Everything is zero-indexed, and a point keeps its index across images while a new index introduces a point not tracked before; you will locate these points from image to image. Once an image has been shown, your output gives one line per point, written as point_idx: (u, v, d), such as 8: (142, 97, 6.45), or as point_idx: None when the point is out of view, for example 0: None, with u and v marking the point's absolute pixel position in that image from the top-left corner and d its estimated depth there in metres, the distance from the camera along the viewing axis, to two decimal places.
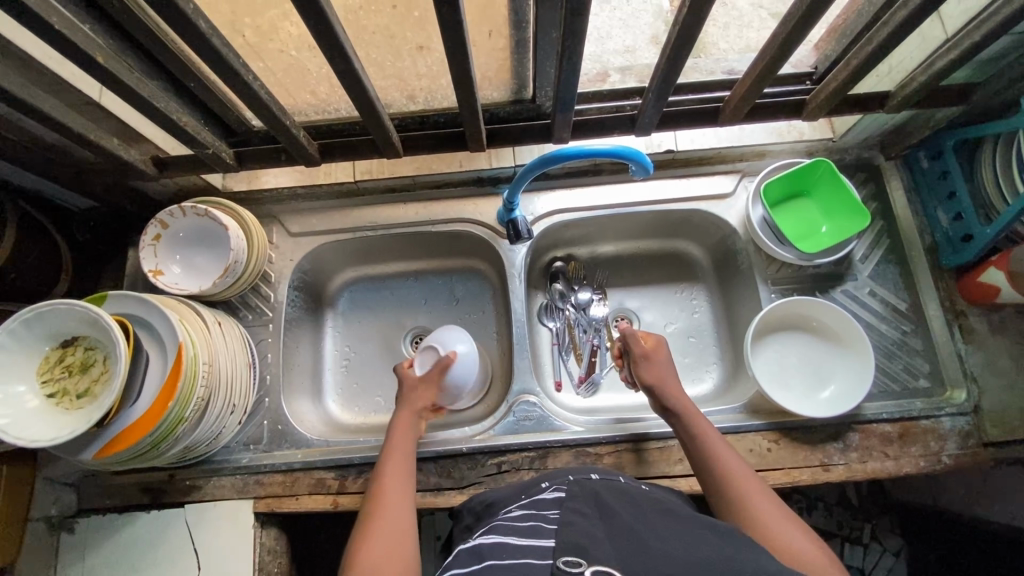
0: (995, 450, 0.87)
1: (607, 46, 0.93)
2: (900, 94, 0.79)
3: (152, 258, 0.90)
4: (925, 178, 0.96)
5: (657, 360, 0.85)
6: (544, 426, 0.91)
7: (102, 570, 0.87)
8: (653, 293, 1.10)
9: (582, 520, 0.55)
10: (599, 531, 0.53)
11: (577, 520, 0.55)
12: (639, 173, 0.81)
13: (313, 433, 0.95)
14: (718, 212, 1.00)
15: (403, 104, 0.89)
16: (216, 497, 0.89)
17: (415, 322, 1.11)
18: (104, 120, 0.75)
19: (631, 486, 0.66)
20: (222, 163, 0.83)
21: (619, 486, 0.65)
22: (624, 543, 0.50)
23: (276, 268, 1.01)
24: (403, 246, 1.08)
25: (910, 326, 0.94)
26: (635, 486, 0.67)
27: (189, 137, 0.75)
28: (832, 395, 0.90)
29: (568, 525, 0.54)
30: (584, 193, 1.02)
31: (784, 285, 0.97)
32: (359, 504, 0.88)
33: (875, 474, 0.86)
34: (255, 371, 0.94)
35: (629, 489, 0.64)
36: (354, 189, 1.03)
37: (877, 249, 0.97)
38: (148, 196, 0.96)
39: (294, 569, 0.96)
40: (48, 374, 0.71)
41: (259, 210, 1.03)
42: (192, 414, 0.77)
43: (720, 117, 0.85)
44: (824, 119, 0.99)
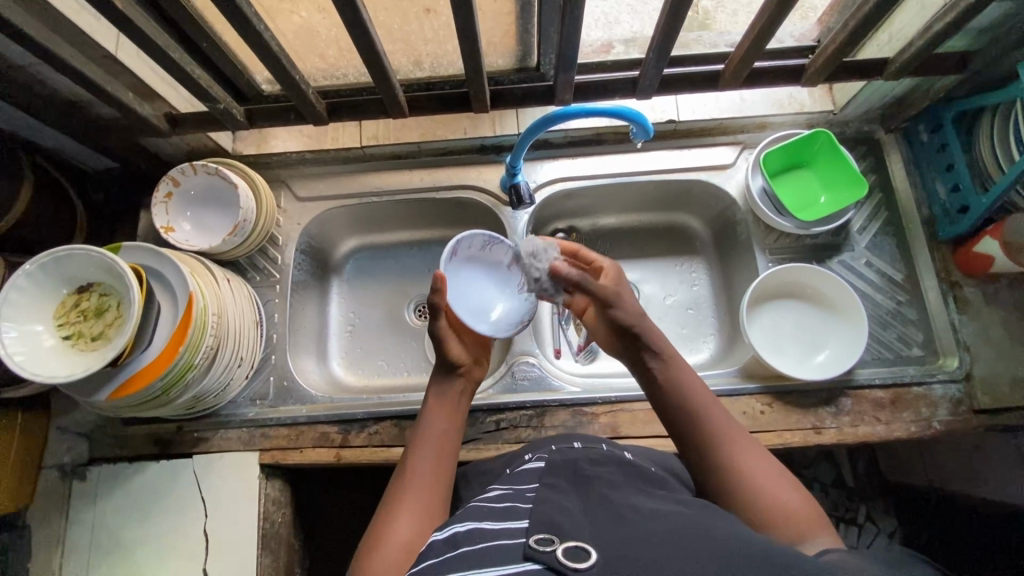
0: (987, 417, 0.88)
1: (615, 31, 0.93)
2: (898, 60, 0.81)
3: (163, 214, 0.92)
4: (924, 150, 0.97)
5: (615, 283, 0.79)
6: (542, 386, 0.94)
7: (111, 516, 0.90)
8: (653, 265, 1.12)
9: (557, 498, 0.55)
10: (571, 508, 0.53)
11: (552, 493, 0.56)
12: (640, 135, 0.82)
13: (318, 391, 0.98)
14: (718, 182, 1.01)
15: (410, 70, 0.91)
16: (223, 449, 0.92)
17: (418, 290, 1.13)
18: (120, 73, 0.77)
19: (616, 462, 0.67)
20: (233, 120, 0.86)
21: (602, 462, 0.66)
22: (600, 522, 0.50)
23: (283, 231, 1.03)
24: (408, 214, 1.10)
25: (905, 297, 0.95)
26: (619, 461, 0.67)
27: (201, 90, 0.77)
28: (827, 358, 0.92)
29: (542, 501, 0.54)
30: (587, 162, 1.03)
31: (782, 255, 0.98)
32: (362, 457, 0.91)
33: (866, 437, 0.87)
34: (262, 329, 0.96)
35: (613, 466, 0.65)
36: (360, 156, 1.05)
37: (875, 222, 0.98)
38: (160, 157, 0.99)
39: (296, 524, 0.99)
40: (64, 317, 0.73)
41: (268, 175, 1.05)
42: (202, 361, 0.80)
43: (720, 82, 0.87)
44: (825, 92, 1.01)
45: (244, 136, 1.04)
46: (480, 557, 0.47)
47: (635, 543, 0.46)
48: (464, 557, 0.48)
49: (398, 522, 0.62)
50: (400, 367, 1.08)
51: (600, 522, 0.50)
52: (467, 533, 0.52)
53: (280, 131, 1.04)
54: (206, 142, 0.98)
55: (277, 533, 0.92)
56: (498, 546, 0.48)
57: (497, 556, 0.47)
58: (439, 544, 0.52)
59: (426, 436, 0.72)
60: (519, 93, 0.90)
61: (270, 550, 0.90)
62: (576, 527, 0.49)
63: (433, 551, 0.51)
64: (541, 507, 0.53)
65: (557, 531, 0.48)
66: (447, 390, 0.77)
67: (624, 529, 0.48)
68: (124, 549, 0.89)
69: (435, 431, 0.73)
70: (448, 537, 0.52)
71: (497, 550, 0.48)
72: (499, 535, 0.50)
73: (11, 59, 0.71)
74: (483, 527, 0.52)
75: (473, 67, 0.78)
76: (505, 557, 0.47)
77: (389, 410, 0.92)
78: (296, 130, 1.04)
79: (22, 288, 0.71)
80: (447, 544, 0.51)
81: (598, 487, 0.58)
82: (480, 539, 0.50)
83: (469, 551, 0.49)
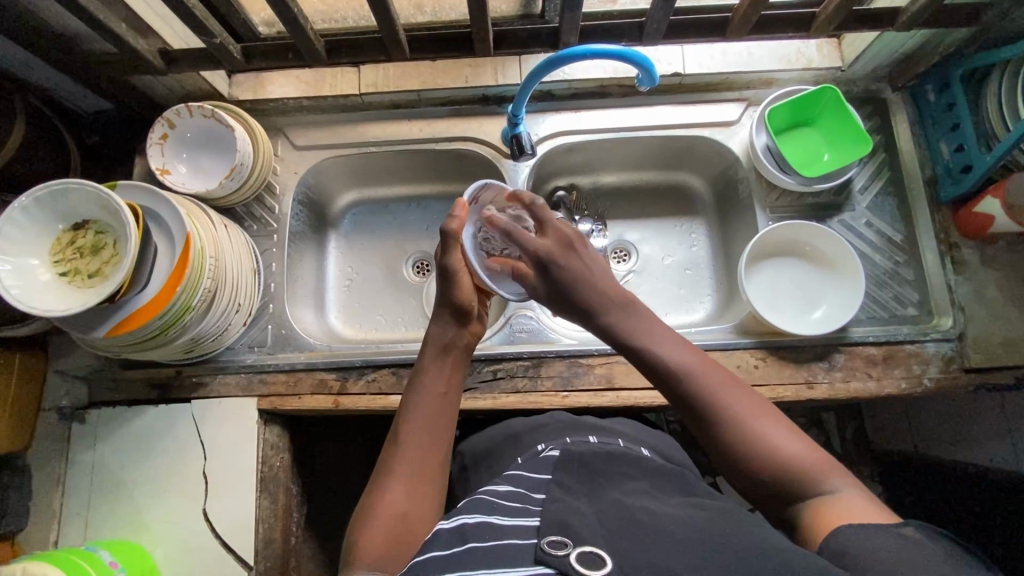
0: (977, 375, 0.89)
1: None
2: (910, 10, 0.79)
3: (159, 156, 0.91)
4: (931, 109, 0.96)
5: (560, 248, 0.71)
6: (538, 338, 0.95)
7: (112, 457, 0.91)
8: (652, 226, 1.11)
9: (569, 500, 0.56)
10: (585, 510, 0.54)
11: (566, 495, 0.57)
12: (646, 83, 0.82)
13: (316, 340, 0.98)
14: (722, 139, 1.00)
15: (411, 15, 0.91)
16: (221, 394, 0.93)
17: (416, 246, 1.13)
18: (114, 3, 0.75)
19: (631, 456, 0.67)
20: (230, 59, 0.83)
21: (617, 456, 0.66)
22: (614, 527, 0.51)
23: (280, 180, 1.02)
24: (408, 167, 1.08)
25: (903, 257, 0.95)
26: (633, 454, 0.68)
27: (197, 23, 0.75)
28: (823, 315, 0.93)
29: (555, 502, 0.55)
30: (589, 116, 1.02)
31: (783, 213, 0.98)
32: (359, 404, 0.92)
33: (857, 393, 0.89)
34: (259, 278, 0.96)
35: (628, 461, 0.65)
36: (359, 104, 1.03)
37: (877, 182, 0.98)
38: (155, 99, 0.97)
39: (294, 470, 1.01)
40: (60, 254, 0.73)
41: (265, 122, 1.04)
42: (200, 303, 0.79)
43: (728, 31, 0.85)
44: (834, 47, 0.99)
45: (240, 81, 1.01)
46: (491, 554, 0.48)
47: (647, 554, 0.46)
48: (475, 550, 0.49)
49: (393, 492, 0.62)
50: (397, 321, 1.08)
51: (614, 526, 0.51)
52: (476, 526, 0.53)
53: (277, 76, 1.01)
54: (202, 86, 0.96)
55: (275, 477, 0.94)
56: (510, 545, 0.49)
57: (508, 555, 0.48)
58: (447, 532, 0.52)
59: (423, 397, 0.70)
60: (524, 35, 0.86)
61: (269, 492, 0.91)
62: (588, 531, 0.50)
63: (440, 539, 0.52)
64: (553, 508, 0.53)
65: (571, 534, 0.49)
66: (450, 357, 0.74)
67: (637, 535, 0.49)
68: (125, 490, 0.90)
69: (433, 391, 0.70)
70: (455, 527, 0.53)
71: (508, 549, 0.49)
72: (510, 534, 0.51)
73: None
74: (494, 523, 0.53)
75: (477, 6, 0.76)
76: (516, 557, 0.47)
77: (387, 359, 0.93)
78: (293, 76, 1.01)
79: (18, 222, 0.70)
80: (455, 535, 0.52)
81: (611, 491, 0.59)
82: (490, 535, 0.51)
83: (479, 546, 0.49)
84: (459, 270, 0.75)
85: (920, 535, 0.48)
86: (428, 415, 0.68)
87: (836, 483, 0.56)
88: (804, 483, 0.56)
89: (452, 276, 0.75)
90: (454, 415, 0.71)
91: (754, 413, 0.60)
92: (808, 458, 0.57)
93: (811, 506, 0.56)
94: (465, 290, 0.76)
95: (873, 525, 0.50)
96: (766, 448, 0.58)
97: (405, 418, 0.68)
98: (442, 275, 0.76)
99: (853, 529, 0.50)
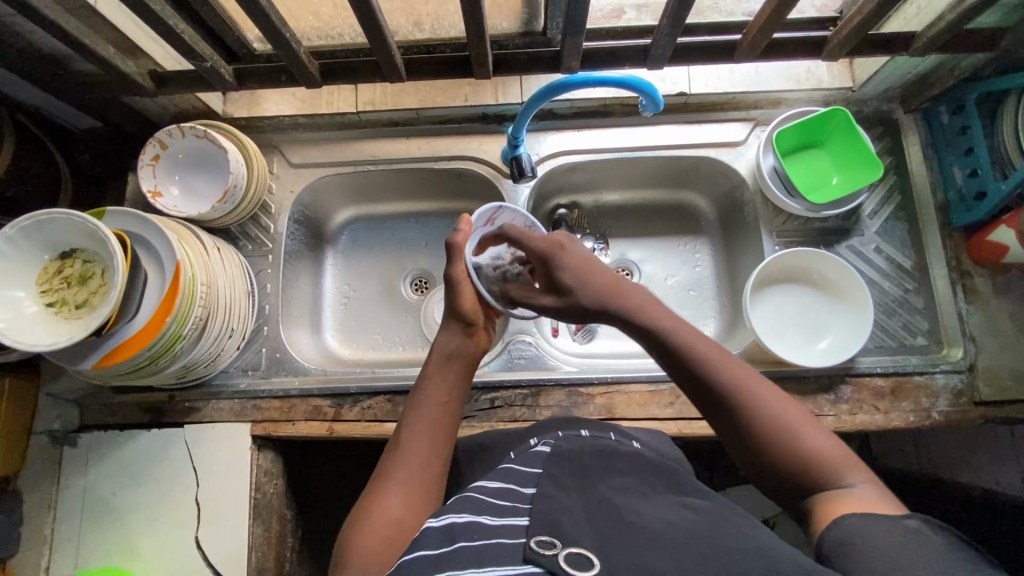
0: (987, 409, 0.87)
1: None
2: (925, 36, 0.78)
3: (150, 178, 0.89)
4: (943, 132, 0.93)
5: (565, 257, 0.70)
6: (537, 364, 0.93)
7: (102, 483, 0.90)
8: (656, 246, 1.08)
9: (559, 495, 0.52)
10: (575, 508, 0.50)
11: (555, 490, 0.53)
12: (650, 108, 0.80)
13: (311, 363, 0.97)
14: (728, 160, 0.97)
15: (409, 32, 0.87)
16: (214, 419, 0.91)
17: (414, 264, 1.10)
18: (101, 26, 0.73)
19: (623, 453, 0.63)
20: (221, 81, 0.82)
21: (609, 454, 0.62)
22: (601, 524, 0.47)
23: (276, 199, 1.00)
24: (406, 184, 1.06)
25: (913, 285, 0.93)
26: (625, 452, 0.63)
27: (187, 47, 0.73)
28: (829, 346, 0.90)
29: (545, 500, 0.51)
30: (592, 135, 0.99)
31: (790, 238, 0.95)
32: (354, 431, 0.90)
33: (863, 426, 0.86)
34: (253, 300, 0.94)
35: (621, 458, 0.62)
36: (357, 121, 1.01)
37: (887, 206, 0.95)
38: (147, 118, 0.95)
39: (288, 494, 0.99)
40: (47, 284, 0.71)
41: (260, 139, 1.02)
42: (190, 332, 0.78)
43: (736, 53, 0.82)
44: (845, 67, 0.96)
45: (235, 98, 0.99)
46: (478, 555, 0.44)
47: (639, 556, 0.43)
48: (462, 552, 0.45)
49: (390, 497, 0.59)
50: (394, 341, 1.06)
51: (604, 526, 0.47)
52: (466, 526, 0.49)
53: (272, 93, 0.99)
54: (195, 103, 0.94)
55: (269, 504, 0.92)
56: (496, 545, 0.45)
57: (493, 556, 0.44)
58: (434, 533, 0.48)
59: (426, 404, 0.68)
60: (524, 58, 0.84)
61: (262, 519, 0.90)
62: (577, 530, 0.46)
63: (427, 539, 0.48)
64: (541, 505, 0.50)
65: (560, 535, 0.45)
66: (451, 357, 0.72)
67: (630, 536, 0.45)
68: (117, 517, 0.89)
69: (435, 399, 0.68)
70: (444, 526, 0.49)
71: (496, 549, 0.45)
72: (498, 533, 0.47)
73: None
74: (482, 522, 0.49)
75: (475, 28, 0.73)
76: (503, 557, 0.44)
77: (383, 385, 0.91)
78: (289, 93, 0.99)
79: (2, 251, 0.68)
80: (443, 535, 0.48)
81: (599, 485, 0.55)
82: (480, 534, 0.47)
83: (467, 546, 0.46)
84: (464, 278, 0.75)
85: (919, 526, 0.46)
86: (429, 418, 0.67)
87: (854, 477, 0.53)
88: (822, 476, 0.54)
89: (456, 284, 0.74)
90: (456, 423, 0.69)
91: (776, 403, 0.57)
92: (829, 451, 0.55)
93: (819, 498, 0.53)
94: (467, 298, 0.74)
95: (877, 515, 0.48)
96: (786, 442, 0.55)
97: (406, 424, 0.67)
98: (446, 286, 0.75)
99: (852, 520, 0.48)
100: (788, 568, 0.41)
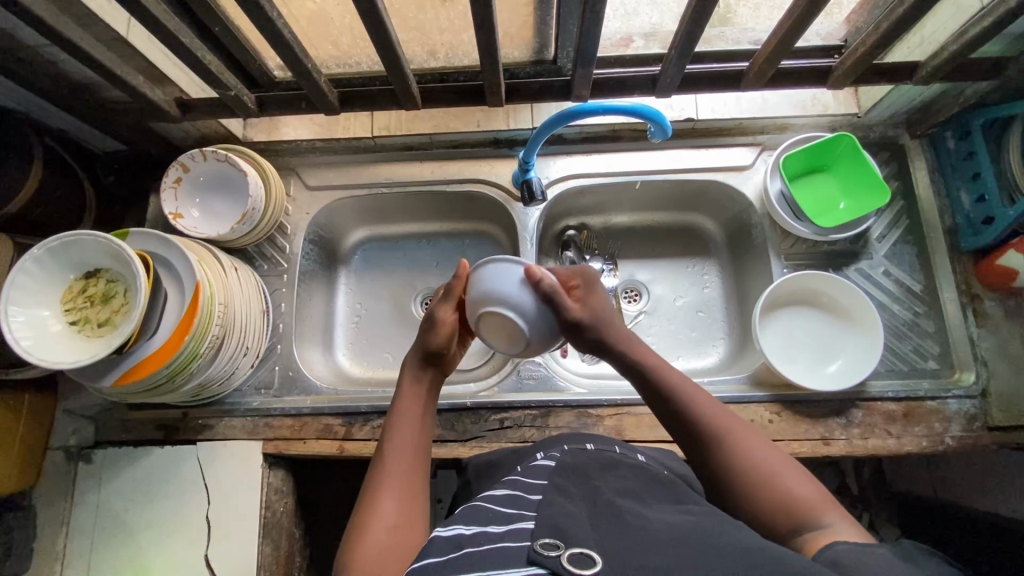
0: (1000, 435, 0.86)
1: (634, 22, 0.87)
2: (930, 64, 0.80)
3: (172, 201, 0.92)
4: (949, 157, 0.94)
5: (599, 310, 0.71)
6: (546, 386, 0.93)
7: (114, 500, 0.91)
8: (664, 267, 1.09)
9: (564, 502, 0.53)
10: (580, 516, 0.50)
11: (561, 498, 0.54)
12: (658, 134, 0.82)
13: (323, 382, 0.98)
14: (736, 184, 0.99)
15: (424, 60, 0.88)
16: (227, 436, 0.92)
17: (425, 283, 1.11)
18: (130, 56, 0.77)
19: (627, 464, 0.64)
20: (243, 107, 0.85)
21: (612, 465, 0.63)
22: (605, 530, 0.48)
23: (292, 220, 1.02)
24: (418, 207, 1.08)
25: (923, 308, 0.93)
26: (628, 462, 0.64)
27: (212, 76, 0.77)
28: (840, 368, 0.90)
29: (552, 507, 0.52)
30: (603, 158, 1.01)
31: (798, 260, 0.96)
32: (364, 450, 0.91)
33: (876, 451, 0.86)
34: (269, 319, 0.96)
35: (623, 467, 0.62)
36: (373, 146, 1.04)
37: (895, 229, 0.96)
38: (170, 141, 0.98)
39: (296, 510, 0.99)
40: (71, 302, 0.73)
41: (278, 162, 1.05)
42: (208, 349, 0.79)
43: (743, 82, 0.85)
44: (850, 94, 0.98)
45: (255, 123, 1.03)
46: (481, 562, 0.45)
47: (638, 559, 0.43)
48: (465, 559, 0.45)
49: (382, 510, 0.59)
50: None
51: (604, 530, 0.48)
52: (472, 536, 0.49)
53: (291, 119, 1.03)
54: (217, 129, 0.98)
55: (279, 522, 0.92)
56: (500, 549, 0.46)
57: (497, 559, 0.45)
58: (439, 544, 0.49)
59: (403, 421, 0.69)
60: (536, 89, 0.87)
61: (272, 538, 0.90)
62: (580, 533, 0.47)
63: (432, 549, 0.48)
64: (546, 511, 0.51)
65: (563, 537, 0.46)
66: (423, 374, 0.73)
67: (629, 539, 0.46)
68: (129, 533, 0.89)
69: (409, 416, 0.69)
70: (449, 538, 0.49)
71: (499, 553, 0.45)
72: (505, 536, 0.48)
73: (21, 38, 0.71)
74: (489, 530, 0.49)
75: (489, 59, 0.76)
76: (506, 561, 0.44)
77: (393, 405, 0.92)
78: (307, 118, 1.02)
79: (30, 271, 0.71)
80: (449, 545, 0.48)
81: (602, 491, 0.55)
82: (484, 541, 0.48)
83: (473, 552, 0.46)
84: (444, 317, 0.73)
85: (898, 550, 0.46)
86: (405, 433, 0.67)
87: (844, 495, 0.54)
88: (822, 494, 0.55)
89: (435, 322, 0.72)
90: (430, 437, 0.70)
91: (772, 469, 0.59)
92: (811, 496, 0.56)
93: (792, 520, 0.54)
94: (443, 337, 0.72)
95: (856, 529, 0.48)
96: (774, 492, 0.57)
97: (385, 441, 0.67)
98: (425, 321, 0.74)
99: (843, 547, 0.48)
100: (785, 565, 0.41)
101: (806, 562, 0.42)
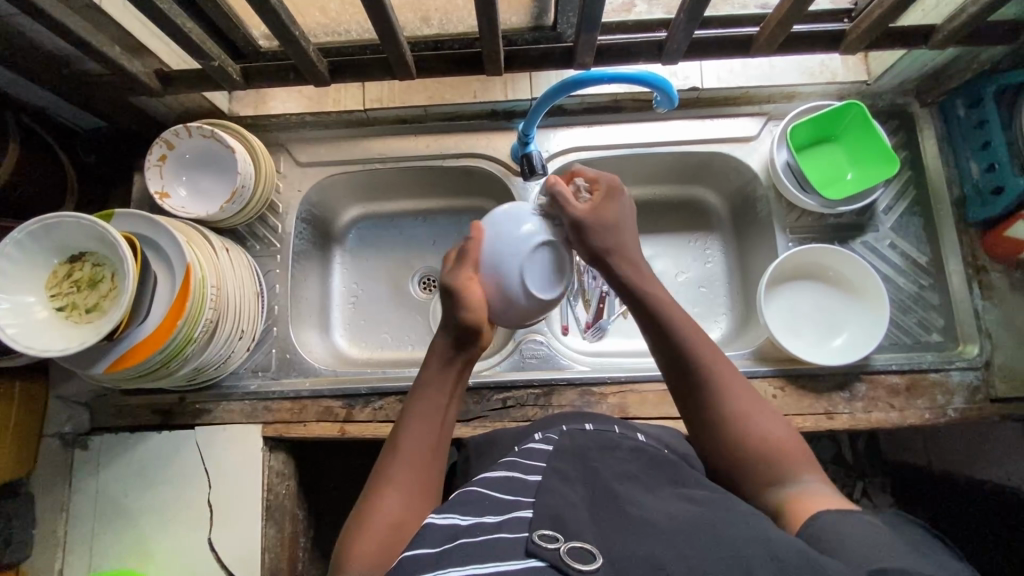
0: (1002, 406, 0.86)
1: None
2: (946, 28, 0.77)
3: (157, 179, 0.88)
4: (960, 125, 0.91)
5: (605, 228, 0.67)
6: (549, 364, 0.92)
7: (113, 486, 0.90)
8: (666, 241, 1.07)
9: (564, 489, 0.52)
10: (579, 505, 0.50)
11: (561, 483, 0.53)
12: (665, 104, 0.79)
13: (322, 364, 0.96)
14: (741, 156, 0.96)
15: (417, 28, 0.84)
16: (225, 420, 0.91)
17: (422, 261, 1.09)
18: (103, 25, 0.73)
19: (627, 445, 0.62)
20: (228, 79, 0.81)
21: (611, 445, 0.62)
22: (605, 522, 0.47)
23: (284, 198, 0.99)
24: (413, 182, 1.05)
25: (928, 281, 0.92)
26: (628, 442, 0.63)
27: (193, 46, 0.73)
28: (844, 343, 0.90)
29: (551, 494, 0.50)
30: (604, 130, 0.98)
31: (802, 234, 0.94)
32: (366, 432, 0.90)
33: (879, 424, 0.86)
34: (263, 301, 0.93)
35: (622, 446, 0.61)
36: (364, 119, 1.00)
37: (902, 201, 0.94)
38: (152, 118, 0.94)
39: (299, 492, 0.99)
40: (56, 288, 0.70)
41: (266, 138, 1.01)
42: (202, 334, 0.77)
43: (752, 49, 0.82)
44: (859, 60, 0.95)
45: (241, 96, 0.98)
46: (488, 550, 0.44)
47: (641, 551, 0.42)
48: (464, 547, 0.44)
49: (388, 501, 0.58)
50: (404, 340, 1.05)
51: (605, 523, 0.47)
52: (469, 527, 0.48)
53: (279, 91, 0.98)
54: (201, 102, 0.93)
55: (281, 505, 0.92)
56: (499, 541, 0.45)
57: (497, 551, 0.44)
58: (436, 531, 0.47)
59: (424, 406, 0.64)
60: (535, 57, 0.83)
61: (275, 521, 0.90)
62: (580, 525, 0.46)
63: (432, 535, 0.47)
64: (547, 498, 0.50)
65: (563, 529, 0.45)
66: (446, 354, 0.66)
67: (629, 530, 0.45)
68: (129, 518, 0.88)
69: (430, 401, 0.64)
70: (447, 525, 0.48)
71: (497, 543, 0.45)
72: (501, 527, 0.47)
73: None
74: (485, 521, 0.48)
75: (488, 26, 0.72)
76: (508, 551, 0.43)
77: (393, 386, 0.91)
78: (296, 91, 0.98)
79: (11, 256, 0.68)
80: (448, 533, 0.47)
81: (603, 476, 0.54)
82: (484, 530, 0.47)
83: (471, 542, 0.45)
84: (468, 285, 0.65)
85: None
86: (423, 421, 0.63)
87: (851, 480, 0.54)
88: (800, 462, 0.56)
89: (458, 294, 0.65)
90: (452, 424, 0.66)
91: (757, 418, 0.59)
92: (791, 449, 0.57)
93: (789, 495, 0.54)
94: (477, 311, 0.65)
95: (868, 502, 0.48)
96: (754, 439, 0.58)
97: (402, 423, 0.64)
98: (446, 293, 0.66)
99: (842, 510, 0.48)
100: (788, 555, 0.41)
101: (810, 552, 0.42)
